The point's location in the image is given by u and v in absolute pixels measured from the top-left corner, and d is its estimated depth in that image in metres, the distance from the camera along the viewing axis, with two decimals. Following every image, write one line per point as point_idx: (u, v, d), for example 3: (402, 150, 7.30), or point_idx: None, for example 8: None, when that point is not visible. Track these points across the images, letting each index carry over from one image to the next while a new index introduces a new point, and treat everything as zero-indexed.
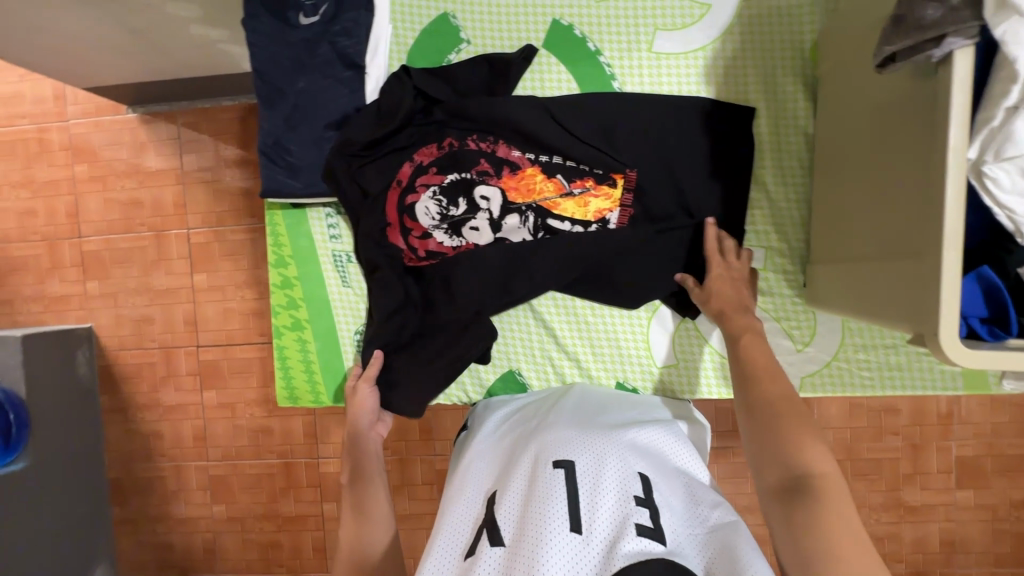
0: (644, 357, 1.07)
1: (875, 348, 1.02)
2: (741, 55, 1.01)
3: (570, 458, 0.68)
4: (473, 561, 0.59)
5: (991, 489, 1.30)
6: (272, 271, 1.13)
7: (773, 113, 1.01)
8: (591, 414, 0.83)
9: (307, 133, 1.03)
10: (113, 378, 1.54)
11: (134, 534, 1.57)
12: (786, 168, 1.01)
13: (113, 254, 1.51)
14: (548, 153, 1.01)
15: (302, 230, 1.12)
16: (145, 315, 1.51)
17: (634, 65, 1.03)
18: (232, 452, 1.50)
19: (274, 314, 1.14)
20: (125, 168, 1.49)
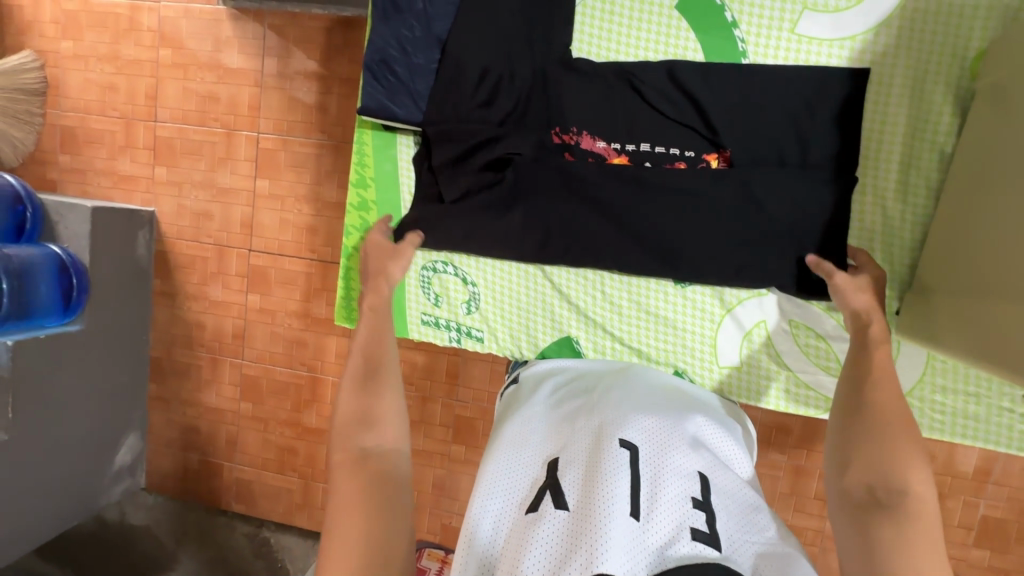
0: (707, 355, 1.06)
1: (954, 392, 1.00)
2: (893, 52, 0.95)
3: (633, 443, 0.69)
4: (537, 519, 0.62)
5: (1007, 554, 1.27)
6: (352, 190, 1.15)
7: (912, 124, 0.96)
8: (652, 396, 0.83)
9: (422, 59, 1.06)
10: (165, 264, 1.59)
11: (165, 413, 1.66)
12: (911, 188, 0.97)
13: (184, 144, 1.53)
14: (635, 143, 1.02)
15: (389, 154, 1.13)
16: (205, 210, 1.54)
17: (770, 44, 0.99)
18: (266, 356, 1.56)
19: (347, 234, 1.15)
20: (207, 62, 1.49)
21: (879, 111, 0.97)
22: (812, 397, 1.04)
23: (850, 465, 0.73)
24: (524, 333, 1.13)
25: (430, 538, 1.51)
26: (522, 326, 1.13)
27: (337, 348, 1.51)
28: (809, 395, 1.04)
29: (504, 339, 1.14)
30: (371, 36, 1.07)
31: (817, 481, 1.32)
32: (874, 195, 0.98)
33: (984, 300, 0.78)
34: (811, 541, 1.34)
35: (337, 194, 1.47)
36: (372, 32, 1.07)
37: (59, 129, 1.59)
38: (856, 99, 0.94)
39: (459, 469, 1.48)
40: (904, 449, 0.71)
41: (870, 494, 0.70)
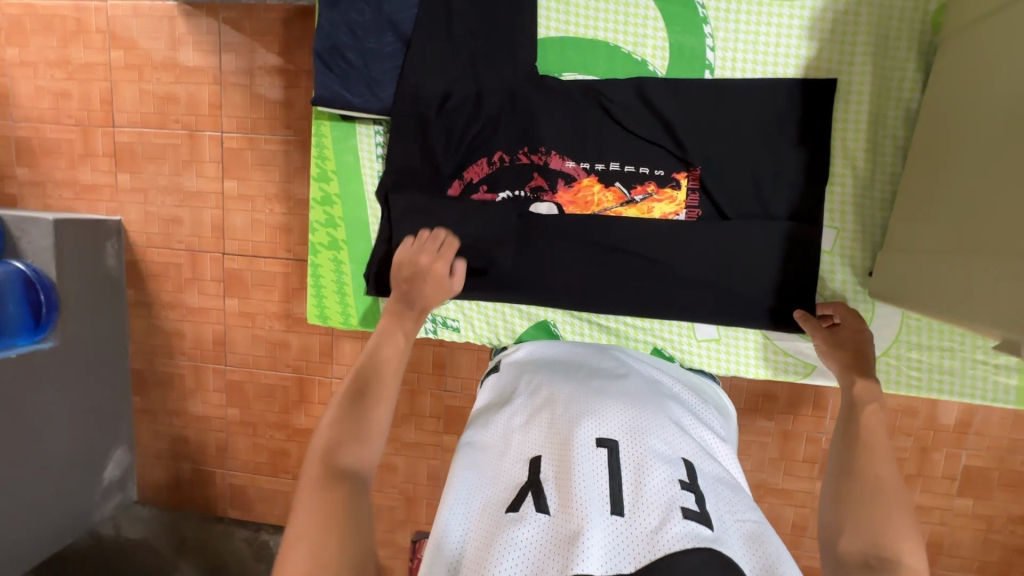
0: (685, 329, 1.06)
1: (930, 348, 1.01)
2: (854, 10, 0.94)
3: (613, 437, 0.70)
4: (518, 518, 0.61)
5: (989, 501, 1.31)
6: (314, 184, 1.12)
7: (877, 83, 0.95)
8: (631, 384, 0.83)
9: (375, 42, 1.02)
10: (137, 274, 1.55)
11: (151, 425, 1.62)
12: (878, 148, 0.97)
13: (146, 148, 1.48)
14: (605, 162, 1.02)
15: (349, 145, 1.10)
16: (174, 216, 1.50)
17: (730, 9, 0.97)
18: (249, 360, 1.53)
19: (312, 230, 1.13)
20: (162, 61, 1.44)
21: (843, 67, 0.96)
22: (791, 363, 1.05)
23: (843, 525, 0.75)
24: (499, 318, 1.11)
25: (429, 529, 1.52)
26: (498, 313, 1.11)
27: (321, 346, 1.49)
28: (787, 362, 1.05)
29: (480, 327, 1.12)
30: (318, 32, 1.03)
31: (805, 445, 1.34)
32: (843, 157, 0.98)
33: (952, 258, 0.78)
34: (801, 502, 1.37)
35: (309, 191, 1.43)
36: (320, 19, 1.03)
37: (14, 140, 1.53)
38: (818, 103, 0.95)
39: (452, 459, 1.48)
40: (893, 514, 0.74)
41: (863, 557, 0.71)
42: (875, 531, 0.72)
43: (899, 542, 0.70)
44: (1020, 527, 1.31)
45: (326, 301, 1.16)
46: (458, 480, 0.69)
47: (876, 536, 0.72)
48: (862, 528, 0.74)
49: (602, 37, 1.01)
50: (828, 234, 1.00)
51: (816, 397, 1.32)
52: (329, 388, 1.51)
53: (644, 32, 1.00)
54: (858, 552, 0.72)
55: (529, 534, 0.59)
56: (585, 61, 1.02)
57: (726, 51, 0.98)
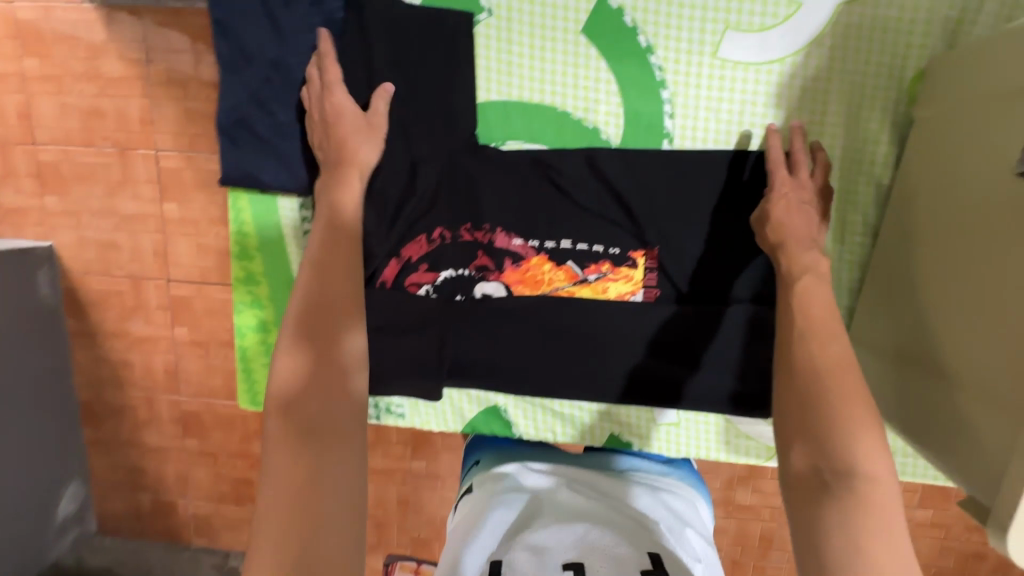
0: (644, 415, 1.06)
1: None
2: (825, 78, 0.96)
3: (578, 551, 0.68)
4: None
5: (948, 512, 1.34)
6: (236, 264, 1.09)
7: (848, 154, 0.98)
8: (597, 499, 0.84)
9: (284, 114, 1.00)
10: (75, 302, 1.44)
11: (105, 458, 1.56)
12: (847, 224, 1.00)
13: (73, 168, 1.36)
14: (554, 239, 1.01)
15: (271, 222, 1.07)
16: (111, 241, 1.39)
17: (693, 71, 0.97)
18: (204, 390, 1.46)
19: (236, 311, 1.11)
20: (83, 70, 1.30)
21: (812, 138, 0.98)
22: (753, 447, 1.07)
23: (797, 440, 0.70)
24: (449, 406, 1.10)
25: (401, 551, 1.51)
26: (454, 399, 1.09)
27: None
28: (745, 445, 1.07)
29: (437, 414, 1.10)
30: (221, 106, 1.01)
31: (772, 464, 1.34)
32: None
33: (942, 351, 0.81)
34: (768, 518, 1.38)
35: None
36: (224, 89, 1.01)
37: None
38: None
39: (422, 485, 1.45)
40: (856, 425, 0.68)
41: (819, 475, 0.67)
42: (831, 447, 0.67)
43: (859, 456, 0.66)
44: (976, 534, 1.35)
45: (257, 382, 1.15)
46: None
47: (833, 454, 0.67)
48: (818, 444, 0.68)
49: (550, 102, 1.01)
50: None
51: None
52: None
53: (595, 96, 1.00)
54: (808, 466, 0.68)
55: None
56: (533, 126, 1.02)
57: (685, 117, 0.99)
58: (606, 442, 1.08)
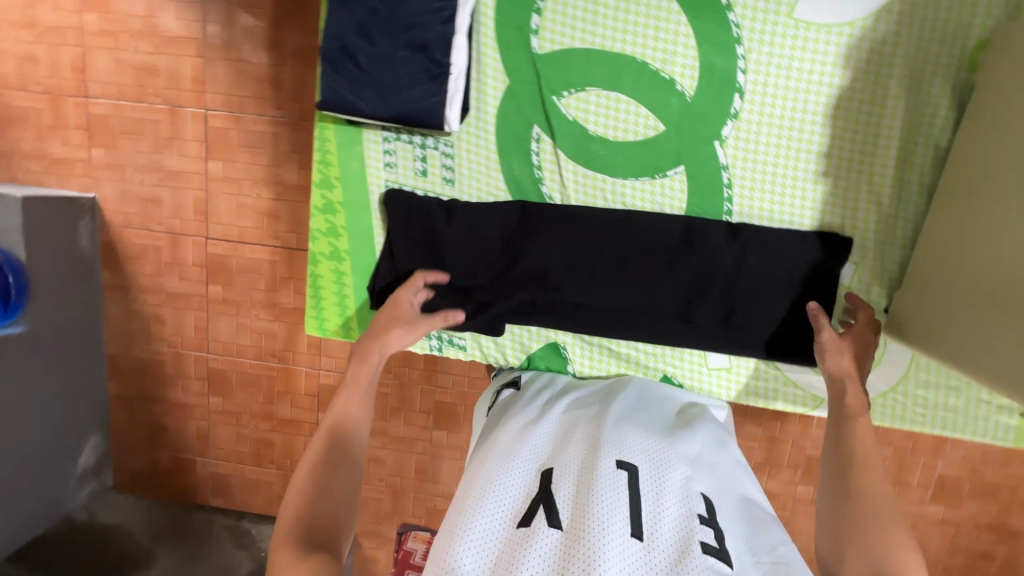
0: (697, 359, 1.08)
1: (937, 385, 1.05)
2: (892, 41, 0.93)
3: (632, 463, 0.76)
4: (530, 534, 0.66)
5: (960, 509, 1.36)
6: (315, 190, 1.10)
7: (908, 119, 0.95)
8: (645, 415, 0.90)
9: (385, 44, 0.95)
10: (112, 255, 1.47)
11: (128, 413, 1.57)
12: (903, 189, 0.98)
13: (122, 122, 1.39)
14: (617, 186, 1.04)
15: (355, 150, 1.08)
16: (153, 196, 1.42)
17: (767, 30, 0.94)
18: (233, 349, 1.49)
19: (313, 238, 1.12)
20: (140, 28, 1.33)
21: (876, 104, 0.96)
22: (800, 396, 1.08)
23: (846, 551, 0.77)
24: (513, 341, 1.11)
25: (416, 521, 1.53)
26: (513, 334, 1.11)
27: (309, 337, 1.45)
28: (800, 394, 1.08)
29: (496, 349, 1.12)
30: (327, 34, 0.97)
31: (789, 450, 1.37)
32: (868, 192, 0.99)
33: (965, 308, 0.84)
34: (782, 505, 1.41)
35: (299, 176, 1.37)
36: (329, 15, 0.97)
37: None
38: (841, 139, 0.98)
39: (441, 454, 1.47)
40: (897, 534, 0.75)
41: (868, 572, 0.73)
42: (877, 555, 0.74)
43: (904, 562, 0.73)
44: (986, 533, 1.37)
45: (324, 309, 1.16)
46: (475, 485, 0.74)
47: (878, 562, 0.73)
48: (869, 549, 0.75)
49: (629, 52, 0.98)
50: (848, 267, 1.01)
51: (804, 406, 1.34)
52: (317, 380, 1.48)
53: (672, 49, 0.97)
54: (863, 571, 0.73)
55: (542, 546, 0.65)
56: (610, 76, 0.99)
57: (759, 74, 0.96)
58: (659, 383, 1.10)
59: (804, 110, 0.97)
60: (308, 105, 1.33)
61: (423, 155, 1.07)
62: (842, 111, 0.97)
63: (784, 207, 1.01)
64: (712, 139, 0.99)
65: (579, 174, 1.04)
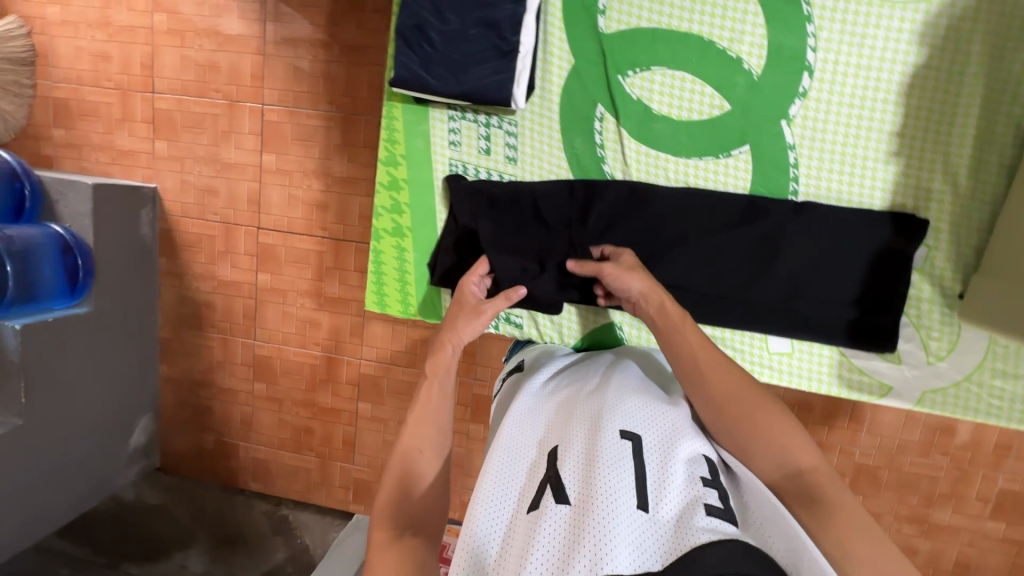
0: (757, 341, 1.06)
1: (1015, 377, 1.00)
2: (972, 14, 0.90)
3: (636, 432, 0.77)
4: (538, 515, 0.68)
5: (1023, 525, 1.29)
6: (382, 168, 1.13)
7: (989, 93, 0.93)
8: (647, 384, 0.91)
9: (457, 23, 0.99)
10: (169, 243, 1.53)
11: (178, 395, 1.63)
12: (981, 166, 0.95)
13: (184, 116, 1.46)
14: (677, 171, 1.04)
15: (420, 129, 1.11)
16: (210, 187, 1.48)
17: (839, 8, 0.93)
18: (279, 336, 1.53)
19: (376, 215, 1.15)
20: (205, 27, 1.41)
21: (953, 79, 0.93)
22: (867, 383, 1.04)
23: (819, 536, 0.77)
24: (570, 320, 1.12)
25: (449, 514, 1.53)
26: (568, 311, 1.12)
27: (352, 326, 1.48)
28: (862, 382, 1.04)
29: (551, 326, 1.13)
30: (402, 14, 1.00)
31: (837, 457, 1.33)
32: (944, 172, 0.96)
33: None
34: None
35: (348, 169, 1.41)
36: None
37: (52, 102, 1.51)
38: (916, 116, 0.95)
39: (477, 448, 1.47)
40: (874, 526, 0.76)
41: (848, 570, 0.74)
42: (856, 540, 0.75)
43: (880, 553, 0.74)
44: None
45: (386, 287, 1.19)
46: (483, 481, 0.77)
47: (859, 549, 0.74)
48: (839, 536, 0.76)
49: (696, 31, 0.98)
50: (921, 252, 0.99)
51: (853, 410, 1.31)
52: (357, 369, 1.50)
53: (740, 29, 0.97)
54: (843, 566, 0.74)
55: (549, 524, 0.67)
56: (675, 54, 1.00)
57: (829, 52, 0.95)
58: None
59: (877, 89, 0.95)
60: (360, 100, 1.37)
61: (487, 133, 1.09)
62: (917, 89, 0.95)
63: (854, 188, 0.99)
64: (780, 117, 0.98)
65: (641, 153, 1.04)
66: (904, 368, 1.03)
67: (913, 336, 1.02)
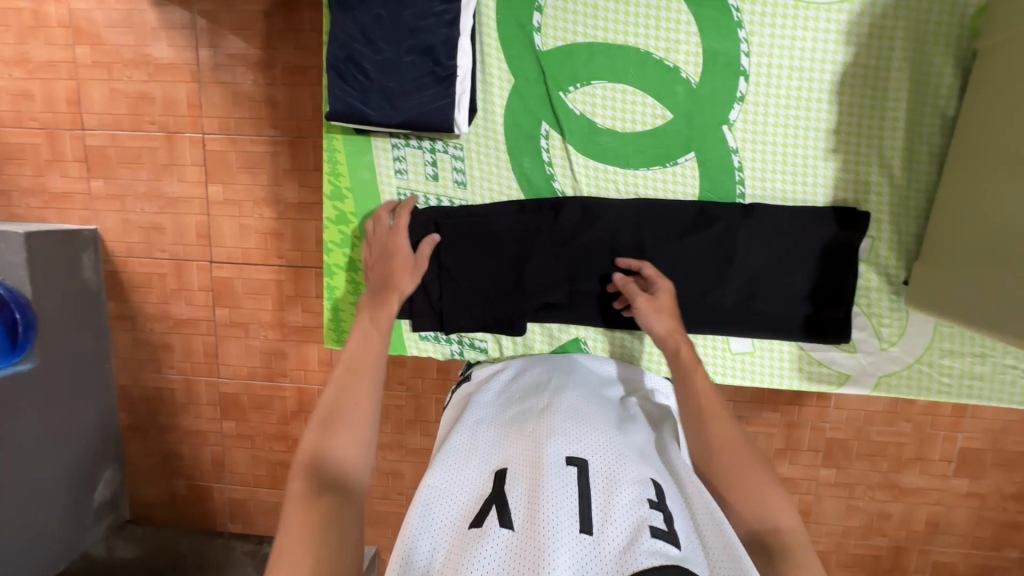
0: (719, 343, 1.08)
1: (962, 353, 1.05)
2: (892, 13, 0.94)
3: (583, 458, 0.77)
4: (481, 534, 0.67)
5: (984, 480, 1.36)
6: (327, 202, 1.10)
7: (914, 86, 0.96)
8: (598, 406, 0.91)
9: (390, 52, 0.96)
10: (116, 286, 1.46)
11: (142, 443, 1.55)
12: (913, 156, 0.99)
13: (120, 152, 1.39)
14: (627, 183, 1.04)
15: (364, 159, 1.08)
16: (155, 224, 1.42)
17: (768, 12, 0.96)
18: (244, 372, 1.48)
19: (326, 250, 1.12)
20: (133, 57, 1.34)
21: (881, 75, 0.97)
22: (825, 373, 1.08)
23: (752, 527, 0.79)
24: (536, 338, 1.11)
25: None
26: (533, 329, 1.11)
27: (320, 354, 1.44)
28: (821, 372, 1.08)
29: (517, 344, 1.12)
30: (331, 44, 0.97)
31: (808, 434, 1.37)
32: (879, 165, 1.00)
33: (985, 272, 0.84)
34: (806, 490, 1.40)
35: (299, 194, 1.37)
36: (334, 23, 0.98)
37: None
38: (848, 113, 0.99)
39: None
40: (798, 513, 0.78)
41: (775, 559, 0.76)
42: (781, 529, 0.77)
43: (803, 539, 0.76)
44: (1011, 503, 1.37)
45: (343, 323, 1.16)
46: (428, 498, 0.75)
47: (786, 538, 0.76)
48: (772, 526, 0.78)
49: (632, 43, 0.99)
50: (865, 243, 1.03)
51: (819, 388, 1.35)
52: None
53: (675, 37, 0.98)
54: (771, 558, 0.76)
55: (491, 545, 0.65)
56: (614, 66, 1.00)
57: (762, 56, 0.97)
58: None
59: (810, 88, 0.98)
60: (305, 123, 1.33)
61: (433, 159, 1.07)
62: (847, 87, 0.98)
63: (797, 186, 1.02)
64: (721, 123, 1.00)
65: (589, 168, 1.04)
66: (860, 356, 1.07)
67: (866, 324, 1.06)
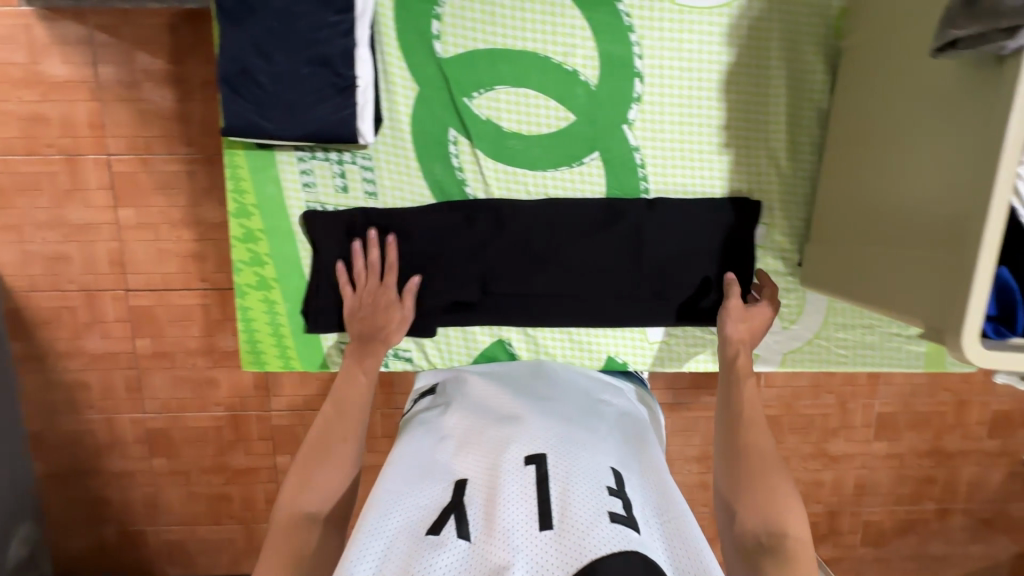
0: (637, 335, 1.13)
1: (854, 326, 1.14)
2: (768, 16, 1.01)
3: (540, 453, 0.78)
4: (439, 544, 0.67)
5: (901, 440, 1.47)
6: (234, 221, 1.07)
7: (793, 83, 1.04)
8: (554, 403, 0.92)
9: (285, 63, 0.94)
10: (20, 323, 1.34)
11: (62, 492, 1.43)
12: (798, 147, 1.07)
13: (13, 179, 1.28)
14: (540, 184, 1.07)
15: (269, 175, 1.05)
16: (60, 253, 1.31)
17: (658, 17, 1.01)
18: (173, 404, 1.39)
19: (236, 270, 1.09)
20: (22, 76, 1.24)
21: (763, 73, 1.04)
22: None
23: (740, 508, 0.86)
24: (456, 343, 1.12)
25: None
26: (453, 335, 1.12)
27: (255, 379, 1.38)
28: None
29: (440, 351, 1.12)
30: (221, 59, 0.94)
31: None
32: (767, 156, 1.07)
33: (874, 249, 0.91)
34: None
35: (220, 213, 1.31)
36: (222, 36, 0.94)
37: None
38: (738, 109, 1.05)
39: None
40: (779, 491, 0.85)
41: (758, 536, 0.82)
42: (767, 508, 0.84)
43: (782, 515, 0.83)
44: (926, 459, 1.49)
45: (261, 344, 1.13)
46: (383, 509, 0.74)
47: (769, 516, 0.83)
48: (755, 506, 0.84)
49: (529, 49, 1.01)
50: (761, 230, 1.09)
51: None
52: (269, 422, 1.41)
53: (572, 42, 1.01)
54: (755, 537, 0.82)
55: (448, 557, 0.66)
56: (516, 72, 1.02)
57: (653, 58, 1.02)
58: (604, 365, 1.13)
59: (701, 87, 1.04)
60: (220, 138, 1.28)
61: (342, 170, 1.05)
62: (733, 85, 1.04)
63: (695, 179, 1.07)
64: (622, 122, 1.04)
65: (499, 171, 1.06)
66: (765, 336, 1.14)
67: None
